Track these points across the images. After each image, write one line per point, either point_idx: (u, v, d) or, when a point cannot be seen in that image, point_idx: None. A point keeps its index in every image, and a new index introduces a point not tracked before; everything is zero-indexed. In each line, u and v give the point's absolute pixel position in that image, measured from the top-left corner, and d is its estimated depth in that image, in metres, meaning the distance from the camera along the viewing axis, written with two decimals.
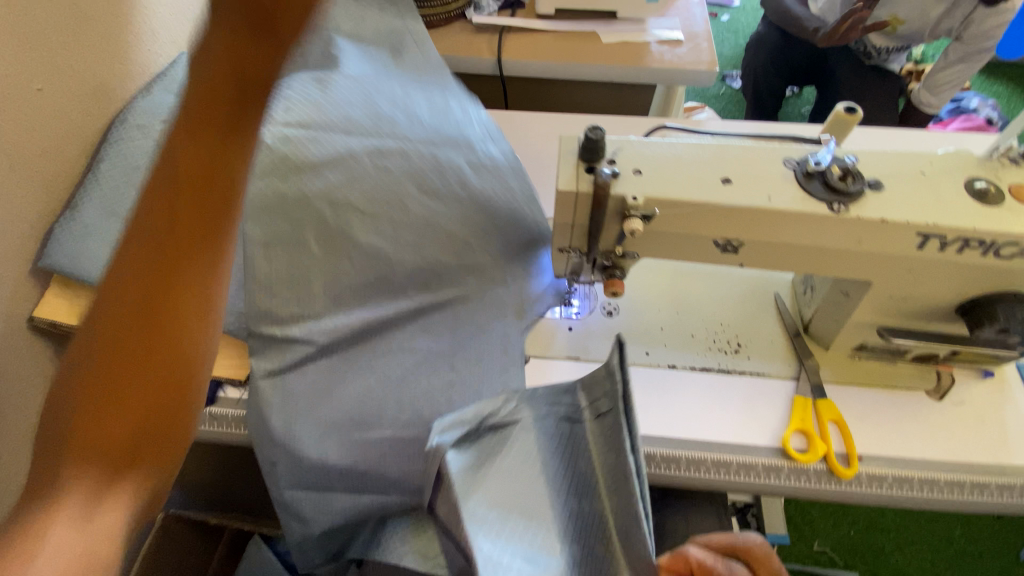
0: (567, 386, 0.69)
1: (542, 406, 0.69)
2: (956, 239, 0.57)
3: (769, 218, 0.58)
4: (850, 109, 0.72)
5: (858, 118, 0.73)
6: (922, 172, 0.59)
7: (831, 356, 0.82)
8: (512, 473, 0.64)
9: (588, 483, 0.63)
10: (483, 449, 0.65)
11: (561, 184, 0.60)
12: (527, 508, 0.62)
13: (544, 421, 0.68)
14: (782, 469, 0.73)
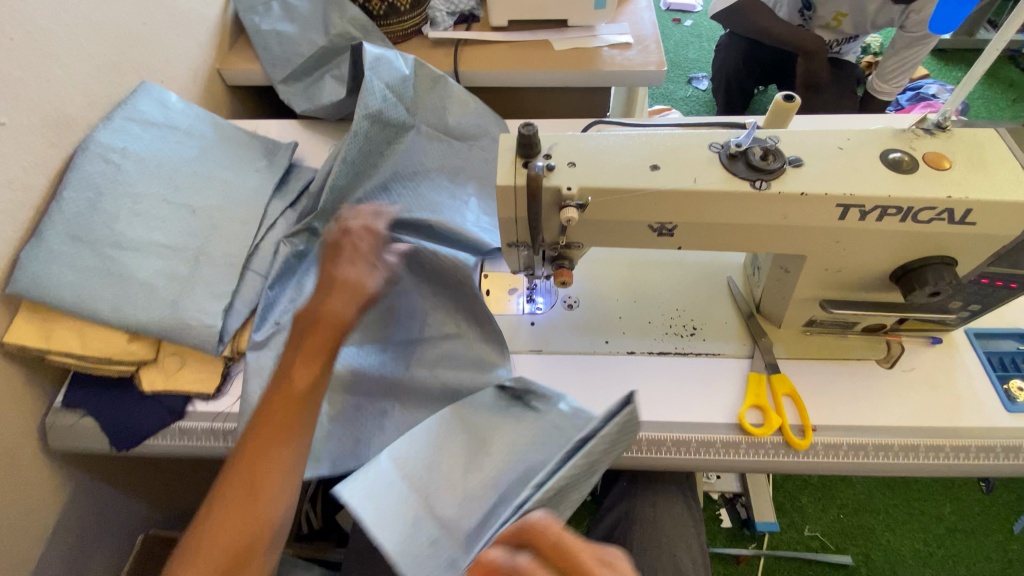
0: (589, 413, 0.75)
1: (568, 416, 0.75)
2: (874, 207, 0.60)
3: (696, 199, 0.61)
4: (789, 97, 0.74)
5: (796, 106, 0.74)
6: (839, 147, 0.63)
7: (784, 333, 0.85)
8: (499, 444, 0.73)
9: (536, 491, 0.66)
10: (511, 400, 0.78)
11: (499, 179, 0.63)
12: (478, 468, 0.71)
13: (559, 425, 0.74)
14: (739, 444, 0.75)
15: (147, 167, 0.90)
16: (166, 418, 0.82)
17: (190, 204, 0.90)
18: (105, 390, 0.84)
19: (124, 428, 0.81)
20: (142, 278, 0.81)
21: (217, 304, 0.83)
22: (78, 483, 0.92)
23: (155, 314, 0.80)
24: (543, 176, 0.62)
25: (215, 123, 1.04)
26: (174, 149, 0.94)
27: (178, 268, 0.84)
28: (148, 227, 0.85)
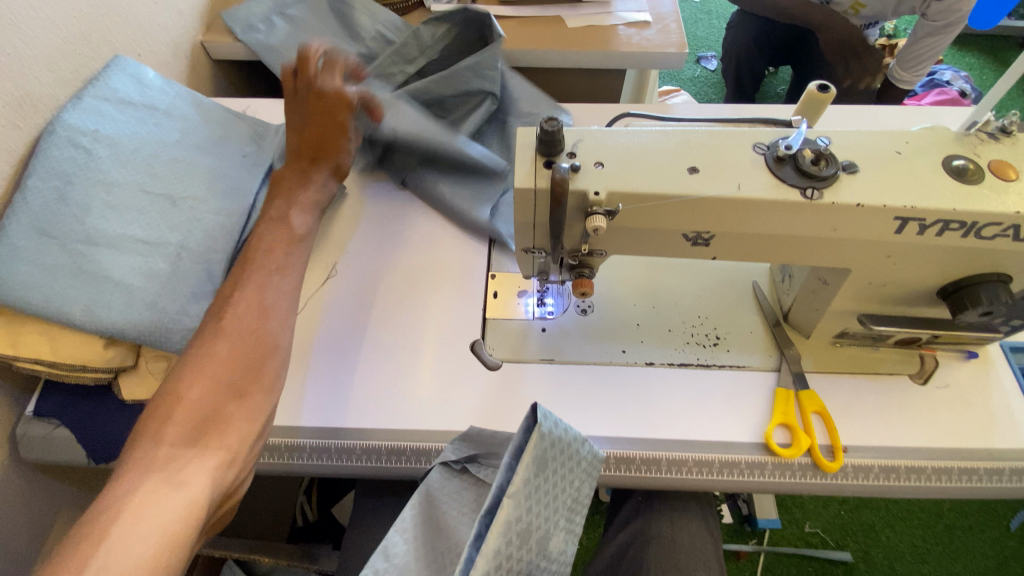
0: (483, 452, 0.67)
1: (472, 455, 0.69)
2: (935, 221, 0.54)
3: (738, 208, 0.55)
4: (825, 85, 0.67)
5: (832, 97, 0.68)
6: (897, 152, 0.56)
7: (812, 345, 0.79)
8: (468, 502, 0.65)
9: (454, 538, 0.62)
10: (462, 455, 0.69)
11: (518, 180, 0.56)
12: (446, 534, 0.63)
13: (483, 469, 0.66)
14: (765, 465, 0.71)
15: (122, 153, 0.82)
16: None
17: (170, 194, 0.82)
18: (82, 399, 0.77)
19: (105, 441, 0.75)
20: (118, 277, 0.74)
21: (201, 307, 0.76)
22: (55, 495, 0.86)
23: (132, 317, 0.72)
24: (568, 178, 0.55)
25: (198, 102, 0.97)
26: (151, 133, 0.86)
27: (157, 266, 0.76)
28: (123, 220, 0.77)
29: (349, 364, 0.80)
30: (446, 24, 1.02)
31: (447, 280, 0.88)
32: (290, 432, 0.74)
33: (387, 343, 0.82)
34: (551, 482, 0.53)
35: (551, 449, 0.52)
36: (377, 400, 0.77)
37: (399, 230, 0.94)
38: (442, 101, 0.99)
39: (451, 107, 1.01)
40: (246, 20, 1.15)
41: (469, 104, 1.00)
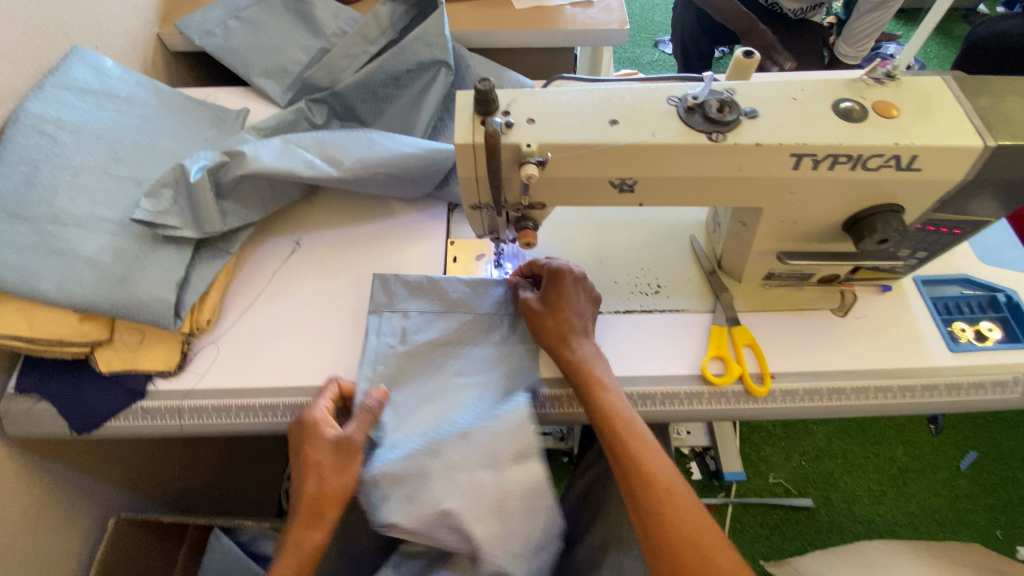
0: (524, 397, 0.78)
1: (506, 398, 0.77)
2: (826, 156, 0.61)
3: (654, 153, 0.61)
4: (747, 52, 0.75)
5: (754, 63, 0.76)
6: (793, 98, 0.63)
7: (744, 288, 0.87)
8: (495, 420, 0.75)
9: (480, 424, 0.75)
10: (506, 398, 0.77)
11: (457, 137, 0.62)
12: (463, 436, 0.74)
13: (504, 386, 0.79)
14: (702, 394, 0.78)
15: (86, 139, 0.86)
16: (127, 398, 0.79)
17: (135, 176, 0.86)
18: (60, 373, 0.81)
19: (86, 409, 0.78)
20: (88, 254, 0.77)
21: (170, 278, 0.79)
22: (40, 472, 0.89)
23: (103, 290, 0.76)
24: (502, 133, 0.61)
25: (158, 89, 1.00)
26: (113, 119, 0.90)
27: (126, 242, 0.80)
28: (91, 201, 0.81)
29: (315, 333, 0.85)
30: (403, 6, 1.07)
31: (405, 251, 0.93)
32: (265, 392, 0.79)
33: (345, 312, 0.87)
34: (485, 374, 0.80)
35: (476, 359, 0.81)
36: (332, 362, 0.82)
37: (361, 205, 0.99)
38: (396, 76, 1.02)
39: (407, 82, 1.03)
40: (203, 26, 1.14)
41: (424, 77, 1.03)
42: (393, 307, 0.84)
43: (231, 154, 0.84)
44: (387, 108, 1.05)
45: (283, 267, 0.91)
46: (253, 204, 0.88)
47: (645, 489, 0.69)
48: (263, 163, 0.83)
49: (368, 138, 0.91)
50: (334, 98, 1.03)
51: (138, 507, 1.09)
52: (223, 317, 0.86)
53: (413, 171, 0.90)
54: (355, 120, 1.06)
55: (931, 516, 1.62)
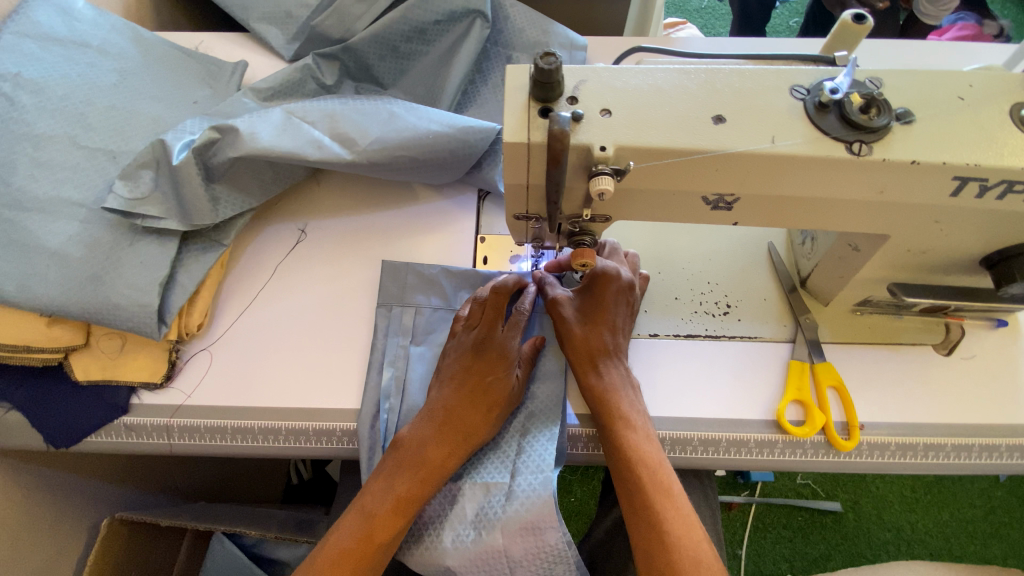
0: (560, 433, 0.65)
1: (549, 435, 0.64)
2: (999, 181, 0.46)
3: (769, 166, 0.46)
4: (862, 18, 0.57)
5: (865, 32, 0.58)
6: (960, 97, 0.47)
7: (830, 313, 0.73)
8: (529, 462, 0.62)
9: (506, 463, 0.64)
10: (544, 433, 0.64)
11: (507, 132, 0.47)
12: (490, 482, 0.63)
13: (552, 411, 0.66)
14: (775, 444, 0.66)
15: (49, 101, 0.72)
16: (107, 413, 0.68)
17: (110, 148, 0.72)
18: (30, 380, 0.70)
19: (63, 423, 0.68)
20: (54, 247, 0.65)
21: (152, 278, 0.67)
22: (15, 474, 0.80)
23: (72, 292, 0.64)
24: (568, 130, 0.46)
25: (138, 36, 0.83)
26: (84, 76, 0.75)
27: (100, 232, 0.67)
28: (58, 181, 0.68)
29: (323, 343, 0.73)
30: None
31: (427, 246, 0.79)
32: (264, 414, 0.68)
33: (357, 316, 0.74)
34: (537, 399, 0.68)
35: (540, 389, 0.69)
36: (340, 379, 0.70)
37: (378, 187, 0.85)
38: (422, 28, 0.85)
39: (434, 36, 0.86)
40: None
41: (456, 30, 0.85)
42: (404, 302, 0.73)
43: (221, 130, 0.70)
44: (409, 68, 0.88)
45: (286, 260, 0.78)
46: (250, 190, 0.74)
47: (666, 557, 0.58)
48: (261, 143, 0.70)
49: (386, 112, 0.76)
50: (345, 54, 0.86)
51: (131, 499, 1.01)
52: (217, 319, 0.74)
53: (440, 154, 0.75)
54: (372, 81, 0.89)
55: (964, 528, 1.45)
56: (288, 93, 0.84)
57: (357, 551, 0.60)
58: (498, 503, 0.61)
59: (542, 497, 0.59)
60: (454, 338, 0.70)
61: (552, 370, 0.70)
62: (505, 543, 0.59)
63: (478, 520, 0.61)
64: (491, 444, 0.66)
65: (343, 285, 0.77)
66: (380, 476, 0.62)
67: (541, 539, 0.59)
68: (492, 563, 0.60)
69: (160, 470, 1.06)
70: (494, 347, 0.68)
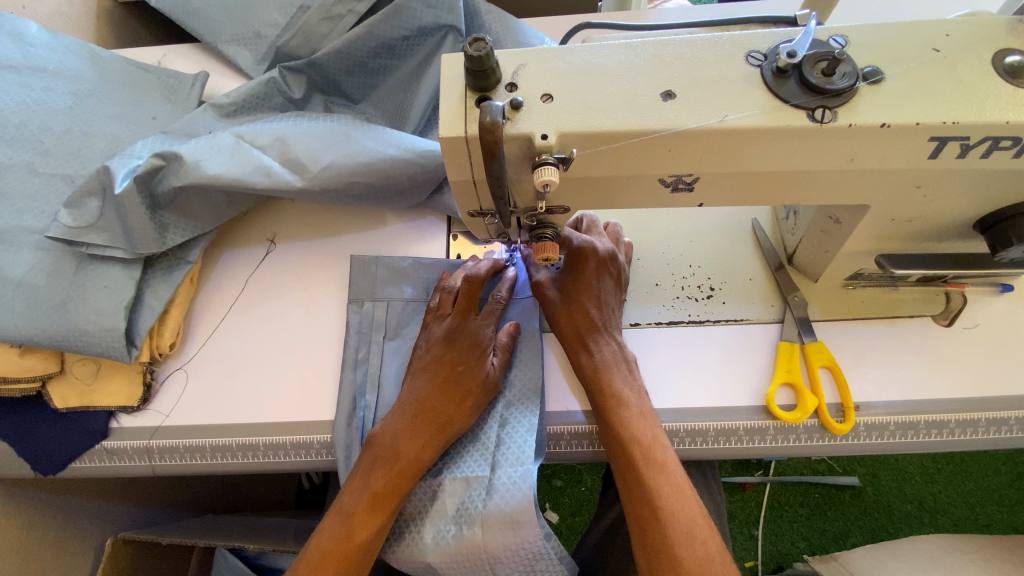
0: (539, 422, 0.62)
1: (526, 424, 0.62)
2: (982, 139, 0.42)
3: (728, 142, 0.43)
4: None
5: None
6: (936, 49, 0.43)
7: (820, 289, 0.70)
8: (508, 453, 0.60)
9: (485, 455, 0.62)
10: (522, 423, 0.62)
11: (443, 127, 0.44)
12: (469, 475, 0.61)
13: (531, 399, 0.64)
14: (767, 431, 0.62)
15: (5, 129, 0.71)
16: (86, 440, 0.68)
17: (68, 172, 0.71)
18: (10, 411, 0.70)
19: (47, 451, 0.68)
20: (18, 277, 0.65)
21: (117, 301, 0.66)
22: (17, 500, 0.82)
23: (37, 321, 0.64)
24: (505, 120, 0.43)
25: (94, 55, 0.82)
26: (39, 101, 0.74)
27: (63, 259, 0.67)
28: (17, 210, 0.67)
29: (296, 354, 0.72)
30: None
31: (399, 248, 0.77)
32: (240, 431, 0.67)
33: (330, 324, 0.73)
34: (515, 387, 0.66)
35: (518, 375, 0.67)
36: (315, 389, 0.69)
37: None
38: (390, 44, 0.81)
39: (403, 51, 0.82)
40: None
41: (426, 46, 0.81)
42: (375, 296, 0.72)
43: (165, 157, 0.69)
44: (380, 83, 0.84)
45: (251, 278, 0.77)
46: (202, 216, 0.73)
47: (660, 535, 0.55)
48: (207, 172, 0.68)
49: (343, 135, 0.75)
50: (312, 68, 0.82)
51: (135, 517, 1.02)
52: (191, 336, 0.73)
53: (399, 176, 0.73)
54: (341, 95, 0.85)
55: (989, 496, 1.41)
56: (253, 108, 0.81)
57: (339, 551, 0.58)
58: (479, 497, 0.59)
59: (522, 492, 0.58)
60: (425, 331, 0.68)
61: (532, 357, 0.67)
62: (486, 539, 0.57)
63: (458, 515, 0.59)
64: (469, 436, 0.64)
65: (315, 296, 0.75)
66: (358, 473, 0.60)
67: (521, 534, 0.57)
68: (473, 560, 0.58)
69: (164, 487, 1.07)
70: (466, 336, 0.66)
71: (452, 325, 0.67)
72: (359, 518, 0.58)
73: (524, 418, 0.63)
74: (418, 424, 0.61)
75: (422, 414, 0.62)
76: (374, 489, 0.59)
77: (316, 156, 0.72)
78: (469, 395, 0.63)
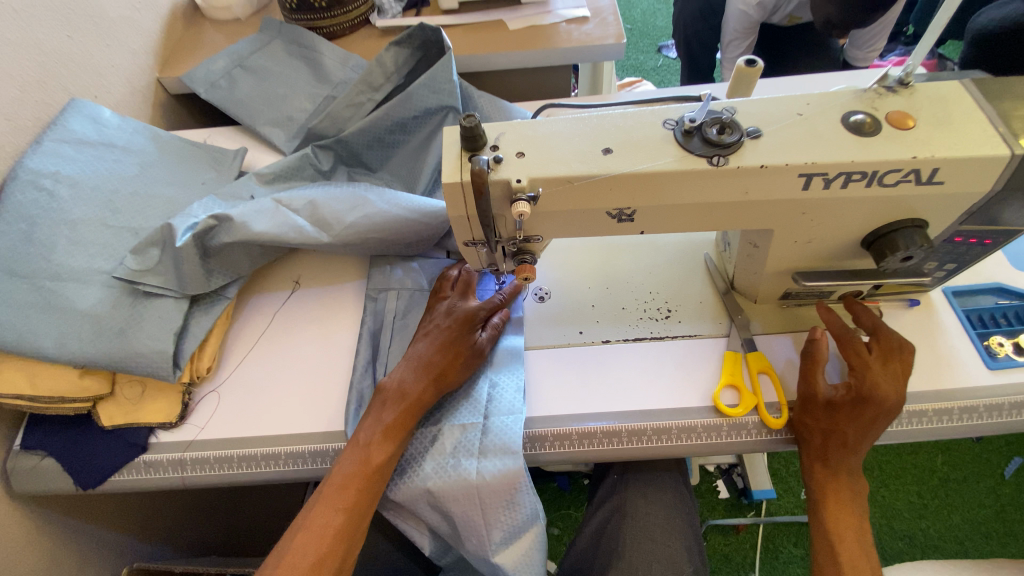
0: (522, 384, 0.76)
1: (513, 385, 0.76)
2: (838, 174, 0.57)
3: (653, 181, 0.58)
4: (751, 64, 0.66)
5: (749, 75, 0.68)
6: (799, 114, 0.60)
7: (760, 308, 0.83)
8: (500, 404, 0.73)
9: (479, 406, 0.73)
10: (511, 383, 0.76)
11: (444, 175, 0.60)
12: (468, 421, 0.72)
13: (517, 368, 0.78)
14: (720, 427, 0.73)
15: (83, 191, 0.86)
16: (129, 452, 0.77)
17: (133, 226, 0.86)
18: (63, 429, 0.80)
19: (92, 464, 0.77)
20: (86, 309, 0.77)
21: (168, 328, 0.79)
22: (55, 527, 0.89)
23: (100, 345, 0.76)
24: (490, 170, 0.59)
25: (156, 135, 1.00)
26: (110, 169, 0.91)
27: (122, 295, 0.80)
28: (88, 255, 0.81)
29: (316, 373, 0.83)
30: (407, 49, 1.03)
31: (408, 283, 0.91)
32: (264, 441, 0.77)
33: (344, 348, 0.85)
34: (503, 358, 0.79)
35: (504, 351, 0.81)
36: (330, 404, 0.79)
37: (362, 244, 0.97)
38: (402, 123, 0.99)
39: (413, 128, 1.00)
40: (207, 78, 1.14)
41: (432, 124, 1.00)
42: (387, 286, 0.89)
43: (217, 218, 0.82)
44: (394, 154, 1.02)
45: (277, 314, 0.90)
46: (240, 265, 0.87)
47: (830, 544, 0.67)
48: (253, 229, 0.83)
49: (362, 198, 0.88)
50: (339, 145, 0.99)
51: (148, 553, 1.07)
52: (224, 362, 0.85)
53: (407, 232, 0.88)
54: (361, 164, 1.03)
55: (976, 529, 1.44)
56: (289, 177, 0.97)
57: (354, 478, 0.66)
58: (476, 437, 0.70)
59: (513, 430, 0.70)
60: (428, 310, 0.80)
61: (515, 339, 0.82)
62: (483, 467, 0.68)
63: (457, 450, 0.70)
64: (463, 392, 0.76)
65: (333, 329, 0.87)
66: (373, 413, 0.70)
67: (512, 462, 0.67)
68: (470, 489, 0.67)
69: (175, 527, 1.12)
70: (463, 308, 0.78)
71: (451, 302, 0.79)
72: (373, 446, 0.67)
73: (510, 379, 0.76)
74: (422, 372, 0.72)
75: (426, 365, 0.72)
76: (386, 423, 0.69)
77: (340, 216, 0.87)
78: (465, 355, 0.75)
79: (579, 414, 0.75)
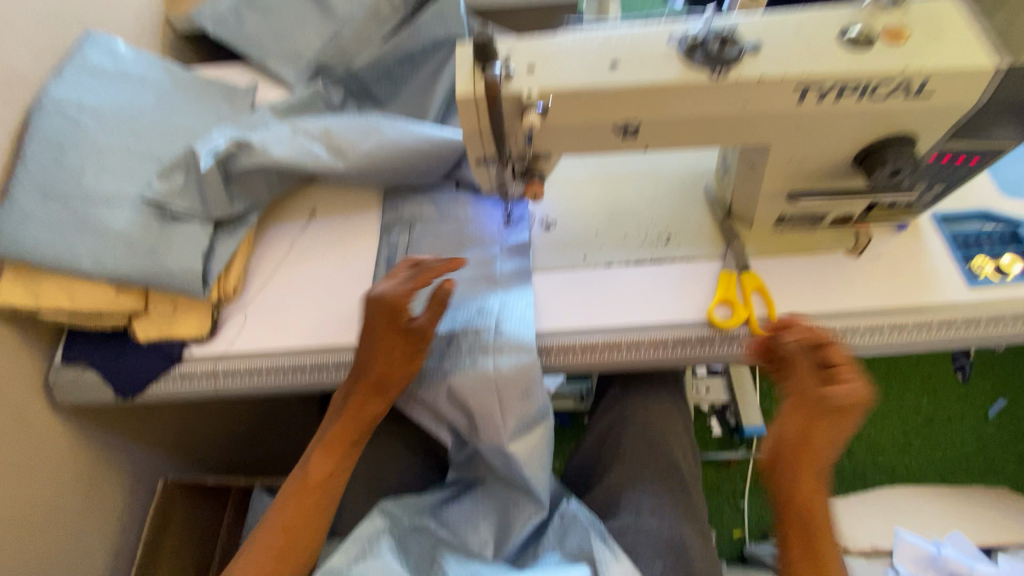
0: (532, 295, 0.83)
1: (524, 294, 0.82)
2: (832, 86, 0.61)
3: (657, 93, 0.61)
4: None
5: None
6: (797, 29, 0.62)
7: (756, 233, 0.87)
8: (511, 309, 0.80)
9: (490, 312, 0.80)
10: (520, 293, 0.82)
11: (458, 86, 0.63)
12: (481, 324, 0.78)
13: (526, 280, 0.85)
14: (713, 339, 0.79)
15: (106, 119, 0.89)
16: (165, 363, 0.83)
17: (156, 153, 0.90)
18: (102, 344, 0.86)
19: (132, 374, 0.83)
20: (117, 228, 0.81)
21: (196, 248, 0.84)
22: (96, 439, 0.96)
23: (134, 262, 0.80)
24: (502, 81, 0.62)
25: (169, 68, 1.02)
26: (129, 99, 0.93)
27: (151, 217, 0.84)
28: (116, 180, 0.85)
29: (335, 293, 0.88)
30: None
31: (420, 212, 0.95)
32: (291, 353, 0.83)
33: (360, 271, 0.90)
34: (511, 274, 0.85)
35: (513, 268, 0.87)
36: (349, 320, 0.85)
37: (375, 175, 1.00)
38: (410, 55, 1.01)
39: (421, 61, 1.02)
40: (215, 15, 1.15)
41: (440, 57, 1.01)
42: (399, 215, 0.94)
43: (238, 143, 0.86)
44: (402, 88, 1.04)
45: (296, 240, 0.94)
46: (259, 191, 0.91)
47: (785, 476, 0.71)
48: (272, 154, 0.86)
49: (375, 126, 0.92)
50: (350, 78, 1.05)
51: (178, 471, 1.15)
52: (249, 283, 0.90)
53: (418, 160, 0.91)
54: (371, 98, 1.06)
55: (958, 464, 1.51)
56: (302, 109, 1.01)
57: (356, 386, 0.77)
58: (490, 335, 0.77)
59: (525, 330, 0.77)
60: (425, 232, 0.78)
61: (523, 257, 0.87)
62: (499, 361, 0.75)
63: (473, 349, 0.76)
64: (476, 302, 0.82)
65: (349, 255, 0.92)
66: (365, 337, 0.75)
67: (527, 356, 0.75)
68: (486, 380, 0.74)
69: (201, 450, 1.21)
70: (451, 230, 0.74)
71: None
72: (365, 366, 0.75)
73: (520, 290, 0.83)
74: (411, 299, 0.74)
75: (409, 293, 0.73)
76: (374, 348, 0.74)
77: (354, 143, 0.90)
78: None
79: (584, 328, 0.80)
